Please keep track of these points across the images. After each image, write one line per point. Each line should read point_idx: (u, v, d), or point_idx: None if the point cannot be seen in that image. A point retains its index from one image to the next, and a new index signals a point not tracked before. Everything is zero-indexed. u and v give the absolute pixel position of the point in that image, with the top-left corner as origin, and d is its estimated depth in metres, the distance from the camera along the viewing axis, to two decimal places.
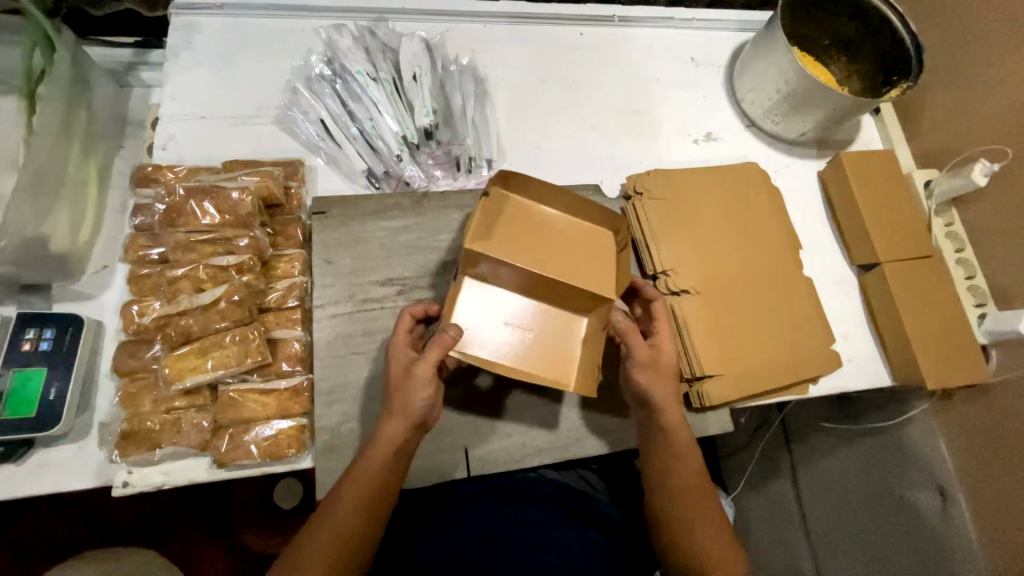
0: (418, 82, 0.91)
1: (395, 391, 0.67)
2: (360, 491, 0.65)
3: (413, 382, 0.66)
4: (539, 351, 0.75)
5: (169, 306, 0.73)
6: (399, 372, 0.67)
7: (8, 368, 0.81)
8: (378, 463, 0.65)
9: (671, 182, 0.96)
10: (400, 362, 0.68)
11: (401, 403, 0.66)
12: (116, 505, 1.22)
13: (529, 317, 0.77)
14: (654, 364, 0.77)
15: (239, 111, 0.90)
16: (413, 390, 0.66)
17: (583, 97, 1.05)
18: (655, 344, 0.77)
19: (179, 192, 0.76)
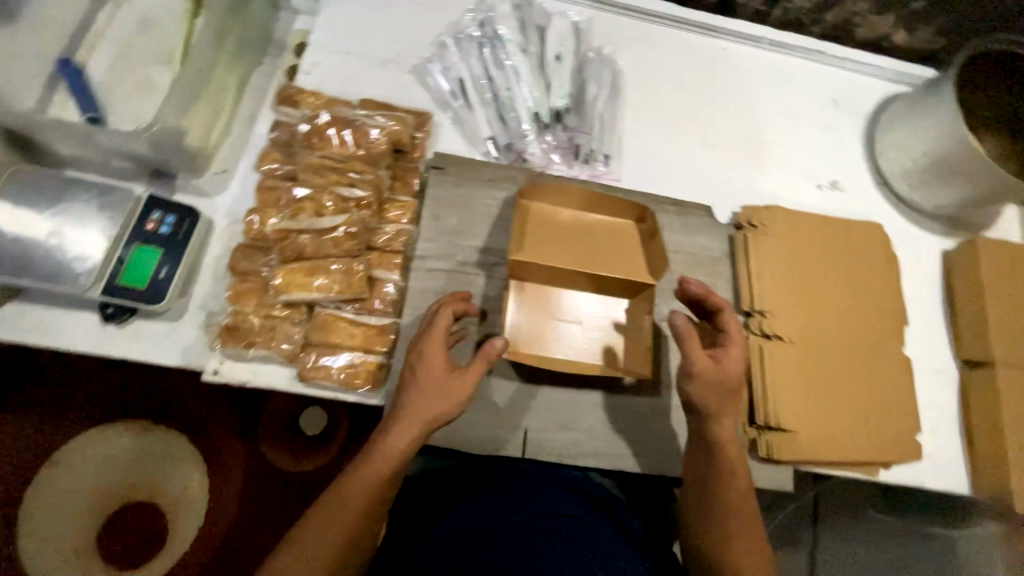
0: (561, 62, 0.90)
1: (425, 397, 0.67)
2: (363, 493, 0.64)
3: (452, 390, 0.67)
4: (590, 343, 0.82)
5: (291, 221, 0.76)
6: (433, 378, 0.67)
7: (129, 241, 0.86)
8: (380, 475, 0.65)
9: (788, 223, 0.92)
10: (438, 367, 0.68)
11: (430, 410, 0.66)
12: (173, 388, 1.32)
13: (586, 315, 0.83)
14: (718, 381, 0.74)
15: (383, 53, 0.92)
16: (443, 400, 0.67)
17: (715, 114, 1.00)
18: (713, 356, 0.75)
19: (322, 119, 0.79)
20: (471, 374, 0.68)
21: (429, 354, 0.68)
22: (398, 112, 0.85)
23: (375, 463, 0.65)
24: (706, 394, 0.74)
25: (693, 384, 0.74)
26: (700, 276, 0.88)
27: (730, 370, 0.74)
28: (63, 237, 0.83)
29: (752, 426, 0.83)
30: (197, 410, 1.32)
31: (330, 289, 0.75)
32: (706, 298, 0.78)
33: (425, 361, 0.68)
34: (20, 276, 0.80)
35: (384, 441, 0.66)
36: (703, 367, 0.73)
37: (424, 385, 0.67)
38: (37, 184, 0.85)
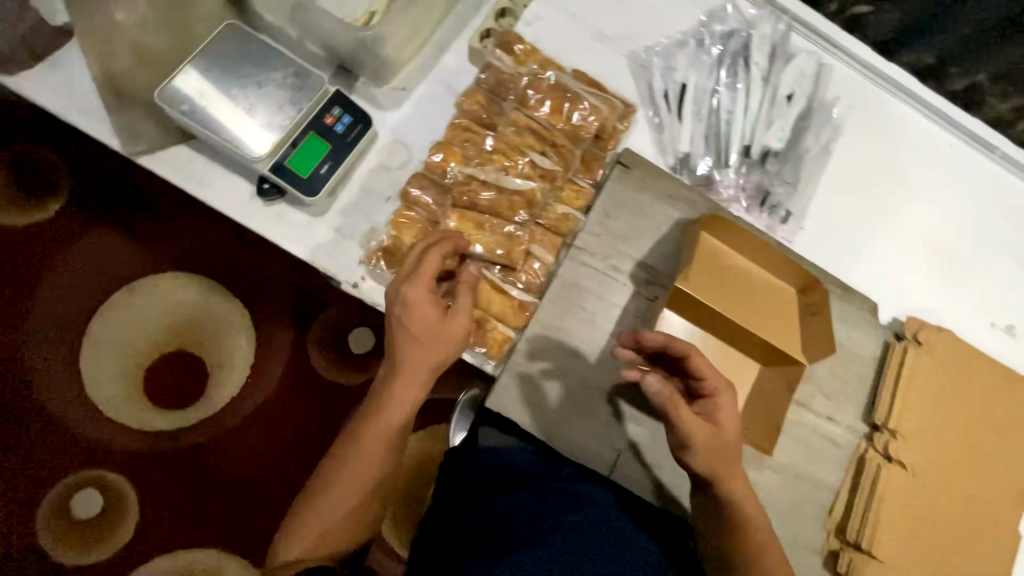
0: (789, 104, 0.84)
1: (422, 348, 0.71)
2: (377, 439, 0.74)
3: (449, 334, 0.71)
4: None
5: (478, 169, 0.74)
6: (424, 324, 0.70)
7: (306, 127, 0.87)
8: (378, 437, 0.74)
9: (959, 353, 0.83)
10: (430, 315, 0.70)
11: (429, 356, 0.71)
12: None
13: (711, 362, 0.81)
14: (714, 447, 0.67)
15: (606, 29, 0.87)
16: (439, 346, 0.71)
17: (913, 210, 0.91)
18: (701, 414, 0.68)
19: (544, 79, 0.79)
20: (460, 314, 0.71)
21: (415, 304, 0.69)
22: (608, 96, 0.81)
23: (385, 415, 0.74)
24: (710, 462, 0.67)
25: (691, 455, 0.67)
26: (839, 370, 0.83)
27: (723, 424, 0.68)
28: (253, 105, 0.84)
29: (837, 538, 0.79)
30: (288, 306, 1.48)
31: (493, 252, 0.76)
32: (669, 346, 0.67)
33: (415, 313, 0.69)
34: (206, 129, 0.82)
35: (395, 390, 0.73)
36: (694, 430, 0.66)
37: (419, 334, 0.70)
38: (245, 45, 0.86)
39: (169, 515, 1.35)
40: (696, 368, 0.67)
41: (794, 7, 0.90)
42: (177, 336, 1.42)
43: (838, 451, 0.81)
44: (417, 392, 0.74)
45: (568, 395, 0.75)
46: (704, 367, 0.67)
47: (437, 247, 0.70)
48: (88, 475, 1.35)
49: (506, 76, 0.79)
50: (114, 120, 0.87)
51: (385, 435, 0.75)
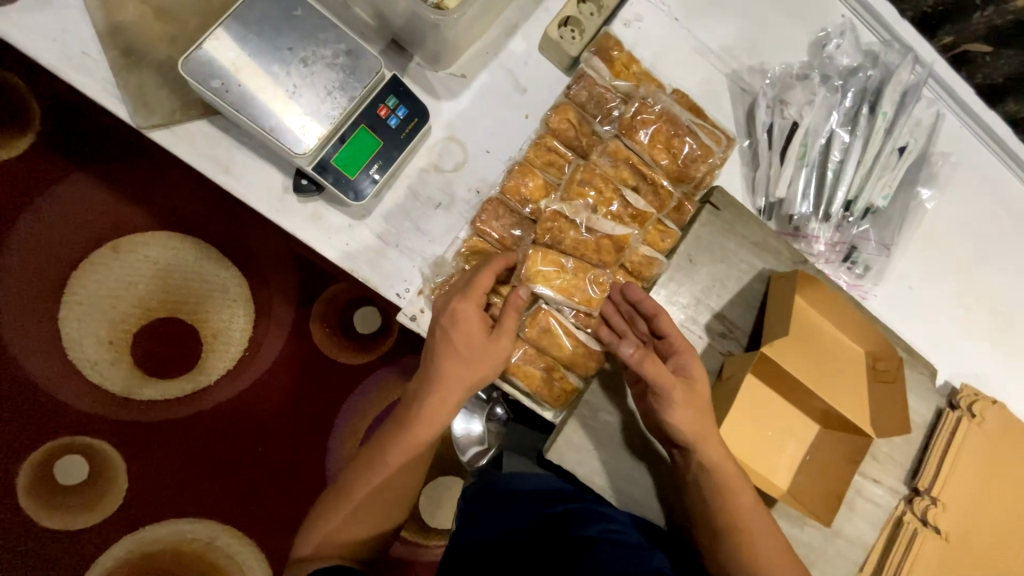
0: (901, 158, 0.76)
1: (458, 364, 0.67)
2: (405, 449, 0.71)
3: (490, 353, 0.67)
4: (764, 449, 0.78)
5: (566, 206, 0.71)
6: (466, 338, 0.66)
7: (357, 119, 0.75)
8: (404, 453, 0.72)
9: (1006, 427, 0.83)
10: (474, 330, 0.66)
11: (464, 373, 0.67)
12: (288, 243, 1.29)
13: (773, 418, 0.79)
14: (695, 407, 0.65)
15: (708, 41, 0.78)
16: (477, 364, 0.67)
17: (990, 276, 0.88)
18: (674, 370, 0.66)
19: (652, 107, 0.72)
20: (503, 334, 0.67)
21: (461, 318, 0.66)
22: (707, 125, 0.73)
23: (414, 425, 0.70)
24: (694, 423, 0.65)
25: (678, 420, 0.64)
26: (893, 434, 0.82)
27: (696, 377, 0.66)
28: (298, 86, 0.71)
29: None
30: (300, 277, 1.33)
31: (568, 294, 0.72)
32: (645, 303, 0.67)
33: (458, 326, 0.66)
34: (239, 110, 0.69)
35: (425, 404, 0.69)
36: (672, 388, 0.64)
37: (458, 349, 0.66)
38: (288, 8, 0.72)
39: (152, 498, 1.25)
40: (663, 329, 0.67)
41: (917, 40, 0.81)
42: (168, 299, 1.27)
43: (879, 512, 0.81)
44: (449, 409, 0.70)
45: (630, 448, 0.72)
46: (670, 328, 0.67)
47: (493, 264, 0.67)
48: (68, 443, 1.23)
49: (605, 99, 0.73)
50: (122, 80, 0.73)
51: (411, 444, 0.71)
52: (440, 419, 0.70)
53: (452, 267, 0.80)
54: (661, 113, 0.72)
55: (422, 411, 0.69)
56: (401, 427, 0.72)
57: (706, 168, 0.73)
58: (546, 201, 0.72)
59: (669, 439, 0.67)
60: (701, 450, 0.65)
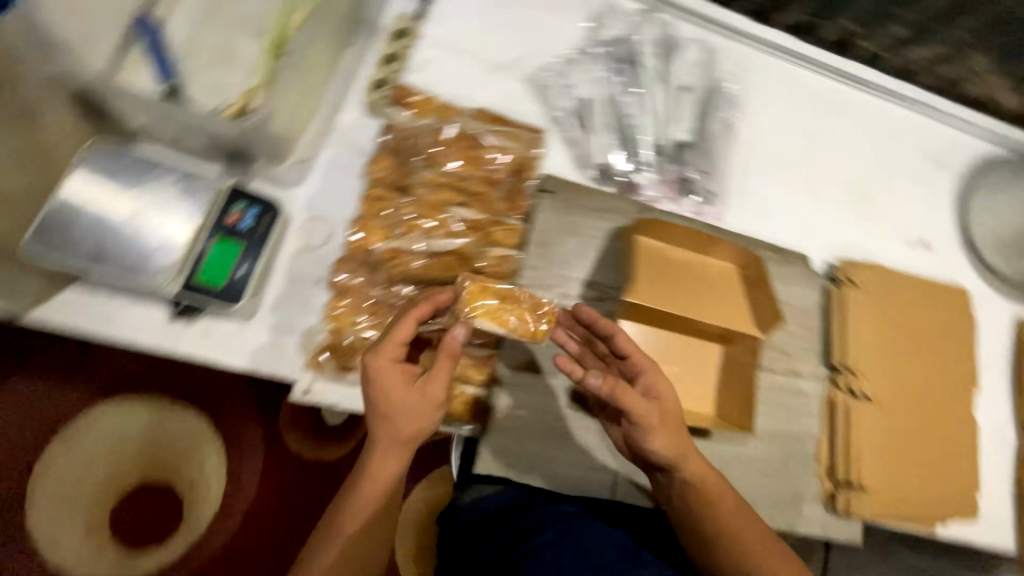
0: (682, 95, 0.88)
1: (389, 421, 0.63)
2: (357, 514, 0.64)
3: (422, 404, 0.64)
4: (684, 385, 0.81)
5: (404, 240, 0.74)
6: (390, 398, 0.62)
7: (210, 234, 0.80)
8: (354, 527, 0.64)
9: (879, 282, 0.93)
10: (397, 385, 0.63)
11: (398, 430, 0.63)
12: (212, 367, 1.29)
13: (680, 353, 0.83)
14: (669, 424, 0.68)
15: (495, 56, 0.85)
16: (410, 416, 0.63)
17: (820, 158, 0.98)
18: (643, 396, 0.68)
19: (449, 133, 0.80)
20: (433, 384, 0.64)
21: (381, 376, 0.62)
22: (511, 126, 0.82)
23: (362, 486, 0.64)
24: (669, 440, 0.67)
25: (656, 439, 0.67)
26: (791, 325, 0.89)
27: (668, 399, 0.68)
28: (142, 220, 0.77)
29: (830, 481, 0.84)
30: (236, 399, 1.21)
31: (507, 323, 0.68)
32: (597, 323, 0.69)
33: (380, 387, 0.62)
34: (91, 261, 0.75)
35: (366, 465, 0.64)
36: (645, 413, 0.66)
37: (387, 408, 0.63)
38: (124, 159, 0.80)
39: None
40: (620, 346, 0.69)
41: None
42: None
43: (811, 401, 0.86)
44: (394, 462, 0.65)
45: (553, 430, 0.77)
46: (642, 360, 0.68)
47: (413, 312, 0.64)
48: None
49: (416, 135, 0.78)
50: None
51: (360, 507, 0.64)
52: (390, 476, 0.65)
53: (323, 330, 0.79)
54: (462, 133, 0.80)
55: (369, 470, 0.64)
56: (349, 489, 0.65)
57: (512, 161, 0.81)
58: (386, 241, 0.74)
59: (649, 459, 0.70)
60: (682, 466, 0.68)
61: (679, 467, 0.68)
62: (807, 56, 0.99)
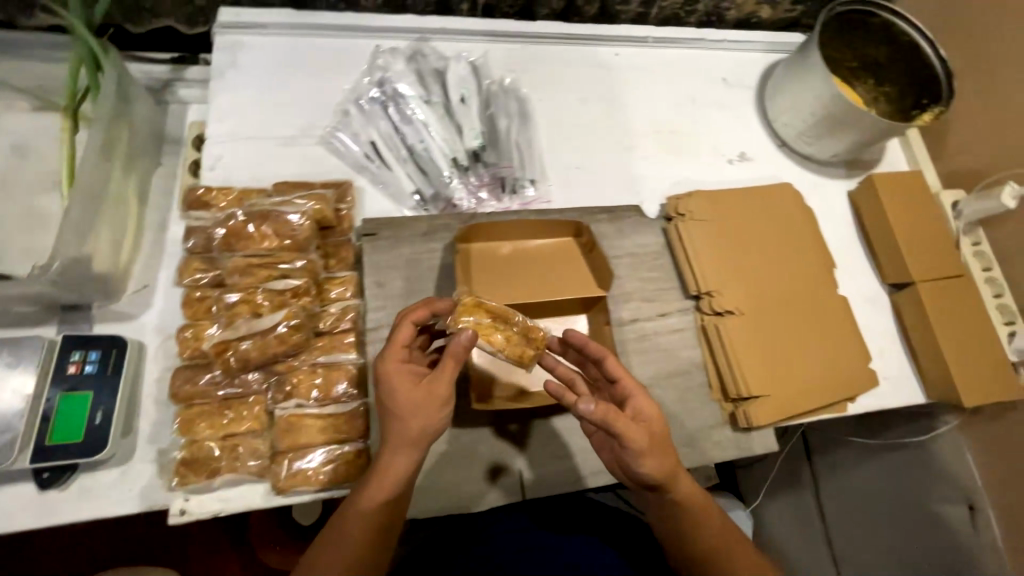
0: (466, 105, 0.94)
1: (403, 420, 0.64)
2: (346, 540, 0.64)
3: (427, 403, 0.64)
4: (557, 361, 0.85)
5: (228, 331, 0.72)
6: (402, 401, 0.64)
7: (54, 391, 0.79)
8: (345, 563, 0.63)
9: (712, 204, 0.97)
10: (404, 387, 0.64)
11: (410, 429, 0.64)
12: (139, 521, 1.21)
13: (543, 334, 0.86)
14: (656, 444, 0.69)
15: (284, 130, 0.89)
16: (421, 415, 0.64)
17: (620, 116, 1.06)
18: (633, 417, 0.69)
19: (237, 217, 0.76)
20: (439, 385, 0.64)
21: (391, 381, 0.64)
22: (317, 189, 0.83)
23: (359, 514, 0.64)
24: (660, 464, 0.69)
25: (648, 464, 0.69)
26: (646, 273, 0.93)
27: (652, 421, 0.70)
28: None
29: (728, 400, 0.88)
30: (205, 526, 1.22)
31: (498, 343, 0.71)
32: (586, 346, 0.73)
33: (391, 390, 0.64)
34: None
35: (378, 472, 0.64)
36: (630, 428, 0.66)
37: (398, 408, 0.64)
38: None
39: None
40: (610, 368, 0.72)
41: (422, 24, 1.00)
42: None
43: (686, 334, 0.91)
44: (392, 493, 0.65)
45: (454, 450, 0.80)
46: (632, 386, 0.71)
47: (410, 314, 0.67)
48: None
49: (213, 231, 0.76)
50: None
51: (356, 532, 0.64)
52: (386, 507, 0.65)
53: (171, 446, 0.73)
54: (250, 213, 0.76)
55: (368, 501, 0.64)
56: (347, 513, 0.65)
57: (311, 221, 0.77)
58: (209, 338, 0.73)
59: (640, 481, 0.72)
60: (674, 484, 0.72)
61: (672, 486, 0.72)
62: (572, 32, 1.07)
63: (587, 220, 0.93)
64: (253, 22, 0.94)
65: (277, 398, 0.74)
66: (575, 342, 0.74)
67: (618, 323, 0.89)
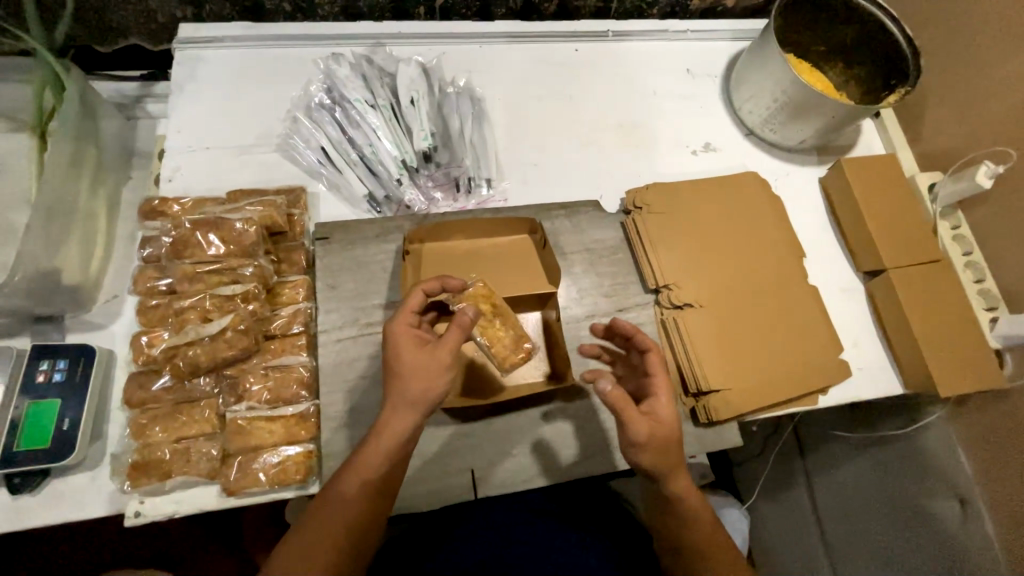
0: (416, 107, 0.95)
1: (406, 382, 0.64)
2: (315, 547, 0.61)
3: (430, 369, 0.64)
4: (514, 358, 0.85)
5: (177, 336, 0.76)
6: (407, 365, 0.64)
7: (23, 400, 0.79)
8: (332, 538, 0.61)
9: (670, 195, 0.96)
10: (412, 350, 0.64)
11: (411, 395, 0.64)
12: (115, 528, 1.20)
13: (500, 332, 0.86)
14: (660, 440, 0.68)
15: (242, 140, 0.93)
16: (421, 382, 0.64)
17: (579, 111, 1.06)
18: (645, 412, 0.69)
19: (186, 225, 0.80)
20: (445, 351, 0.65)
21: (399, 344, 0.65)
22: (269, 196, 0.86)
23: (327, 516, 0.62)
24: (656, 458, 0.68)
25: (643, 454, 0.68)
26: (604, 268, 0.93)
27: (665, 419, 0.70)
28: None
29: (688, 395, 0.87)
30: (196, 534, 1.22)
31: (493, 337, 0.74)
32: (637, 334, 0.78)
33: (398, 353, 0.64)
34: None
35: (377, 432, 0.64)
36: (635, 421, 0.67)
37: (400, 371, 0.64)
38: None
39: None
40: (652, 364, 0.73)
41: (376, 29, 1.01)
42: None
43: (647, 329, 0.90)
44: (359, 492, 0.63)
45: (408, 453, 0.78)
46: (658, 374, 0.72)
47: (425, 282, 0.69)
48: None
49: (166, 241, 0.81)
50: None
51: (325, 536, 0.61)
52: (355, 507, 0.63)
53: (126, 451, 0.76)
54: (199, 221, 0.80)
55: (335, 502, 0.63)
56: (313, 517, 0.63)
57: (257, 227, 0.79)
58: (158, 346, 0.77)
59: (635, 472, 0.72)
60: (668, 479, 0.70)
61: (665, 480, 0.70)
62: (527, 29, 1.08)
63: (542, 216, 0.93)
64: (211, 36, 0.96)
65: (228, 400, 0.77)
66: (625, 331, 0.79)
67: (575, 320, 0.89)
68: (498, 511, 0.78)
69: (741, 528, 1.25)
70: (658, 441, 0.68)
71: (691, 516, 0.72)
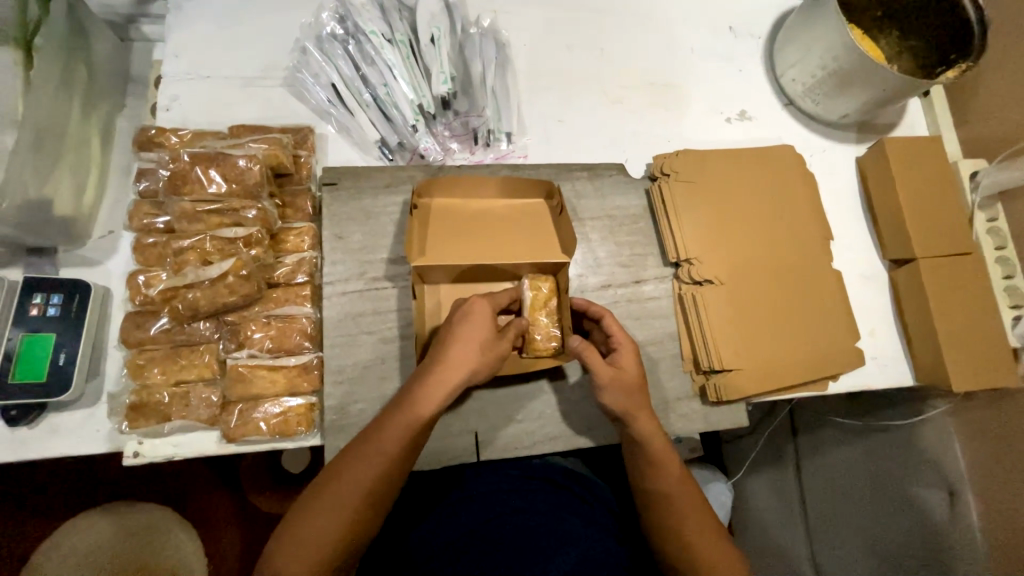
0: (436, 45, 0.87)
1: (461, 352, 0.64)
2: (335, 512, 0.60)
3: (487, 350, 0.65)
4: None
5: (176, 278, 0.73)
6: (474, 337, 0.64)
7: (16, 332, 0.76)
8: (371, 480, 0.62)
9: (700, 164, 0.90)
10: (480, 330, 0.65)
11: (461, 368, 0.63)
12: (113, 465, 1.21)
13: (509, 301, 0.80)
14: (622, 385, 0.71)
15: (247, 71, 0.86)
16: (472, 362, 0.64)
17: (611, 65, 0.98)
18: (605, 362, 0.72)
19: (184, 158, 0.74)
20: (506, 340, 0.67)
21: (475, 314, 0.65)
22: (274, 133, 0.80)
23: (346, 483, 0.61)
24: (637, 417, 0.72)
25: (607, 395, 0.71)
26: (623, 237, 0.89)
27: (630, 372, 0.72)
28: None
29: (699, 373, 0.85)
30: (195, 475, 1.24)
31: (536, 319, 0.74)
32: (590, 308, 0.76)
33: (469, 321, 0.65)
34: None
35: (424, 386, 0.63)
36: (598, 370, 0.70)
37: (463, 339, 0.64)
38: None
39: None
40: (609, 328, 0.73)
41: None
42: None
43: (662, 303, 0.88)
44: (377, 466, 0.62)
45: None
46: (614, 329, 0.73)
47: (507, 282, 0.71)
48: None
49: (163, 175, 0.77)
50: None
51: (343, 504, 0.61)
52: (375, 473, 0.62)
53: (124, 393, 0.74)
54: (195, 157, 0.74)
55: (354, 470, 0.62)
56: (331, 484, 0.62)
57: (261, 166, 0.74)
58: (155, 286, 0.73)
59: (631, 438, 0.73)
60: (635, 426, 0.72)
61: (635, 430, 0.72)
62: None
63: (562, 177, 0.88)
64: None
65: (229, 346, 0.75)
66: (579, 305, 0.77)
67: (588, 289, 0.86)
68: (497, 474, 0.77)
69: (726, 502, 1.28)
70: (618, 387, 0.71)
71: (683, 495, 0.72)
